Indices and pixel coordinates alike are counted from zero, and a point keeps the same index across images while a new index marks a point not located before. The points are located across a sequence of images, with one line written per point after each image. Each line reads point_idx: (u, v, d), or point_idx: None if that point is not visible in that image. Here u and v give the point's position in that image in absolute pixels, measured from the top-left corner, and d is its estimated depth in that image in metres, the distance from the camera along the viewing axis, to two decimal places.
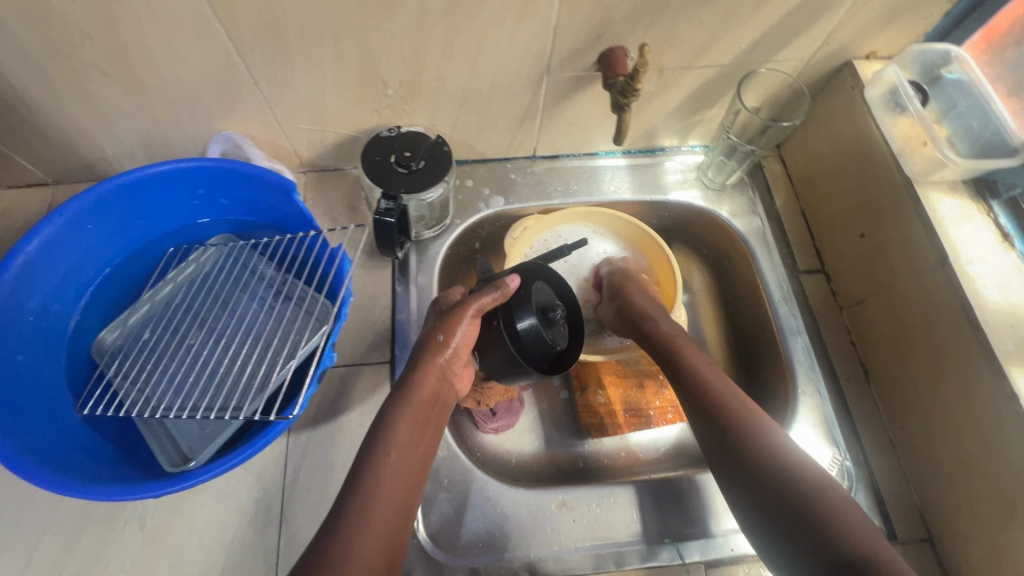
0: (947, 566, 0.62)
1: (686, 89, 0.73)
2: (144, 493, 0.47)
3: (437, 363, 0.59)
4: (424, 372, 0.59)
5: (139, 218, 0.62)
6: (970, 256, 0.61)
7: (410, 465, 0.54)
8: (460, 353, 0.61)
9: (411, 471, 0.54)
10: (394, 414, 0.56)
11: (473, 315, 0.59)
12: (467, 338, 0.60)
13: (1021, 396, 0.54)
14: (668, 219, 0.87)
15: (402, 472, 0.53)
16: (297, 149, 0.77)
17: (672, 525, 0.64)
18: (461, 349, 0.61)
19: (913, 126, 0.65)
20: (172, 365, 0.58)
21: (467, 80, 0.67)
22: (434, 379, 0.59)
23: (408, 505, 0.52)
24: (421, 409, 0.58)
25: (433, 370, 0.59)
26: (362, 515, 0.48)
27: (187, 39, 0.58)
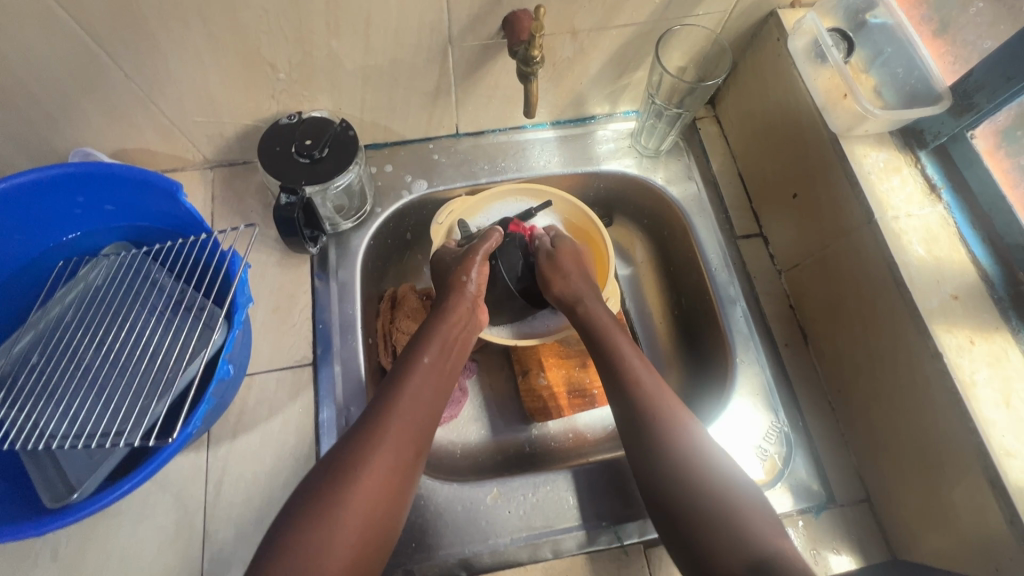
0: (884, 524, 0.62)
1: (605, 52, 0.68)
2: (27, 531, 0.44)
3: (464, 295, 0.66)
4: (451, 304, 0.65)
5: (13, 233, 0.57)
6: (897, 211, 0.58)
7: (431, 387, 0.58)
8: (481, 289, 0.67)
9: (433, 394, 0.58)
10: (429, 331, 0.63)
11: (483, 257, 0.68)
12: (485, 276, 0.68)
13: (946, 354, 0.52)
14: (605, 190, 0.84)
15: (423, 396, 0.57)
16: (196, 143, 0.71)
17: (610, 507, 0.63)
18: (481, 285, 0.68)
19: (834, 78, 0.62)
20: (64, 389, 0.54)
21: (364, 57, 0.62)
22: (465, 309, 0.65)
23: (429, 423, 0.57)
24: (449, 336, 0.63)
25: (462, 302, 0.65)
26: (379, 430, 0.53)
27: (33, 32, 0.51)
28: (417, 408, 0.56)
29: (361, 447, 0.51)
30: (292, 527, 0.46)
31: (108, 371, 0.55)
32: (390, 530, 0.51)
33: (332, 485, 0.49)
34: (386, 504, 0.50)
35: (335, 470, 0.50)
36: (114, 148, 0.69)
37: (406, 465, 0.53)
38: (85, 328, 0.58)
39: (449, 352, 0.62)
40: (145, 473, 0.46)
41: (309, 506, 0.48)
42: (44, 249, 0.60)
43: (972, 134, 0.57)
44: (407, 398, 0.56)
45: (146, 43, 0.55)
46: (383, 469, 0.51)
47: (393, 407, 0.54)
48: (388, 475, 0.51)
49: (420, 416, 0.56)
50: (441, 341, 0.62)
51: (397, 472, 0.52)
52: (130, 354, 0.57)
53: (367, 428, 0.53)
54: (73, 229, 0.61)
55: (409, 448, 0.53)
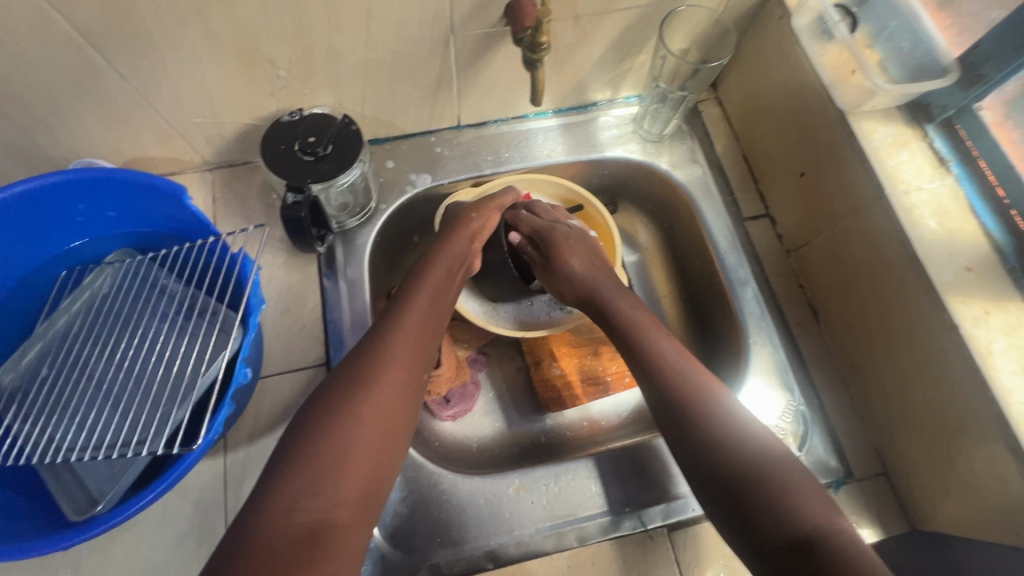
0: (902, 496, 0.63)
1: (608, 36, 0.67)
2: (50, 547, 0.44)
3: (466, 232, 0.65)
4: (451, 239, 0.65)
5: (15, 245, 0.56)
6: (907, 185, 0.59)
7: (436, 311, 0.57)
8: (485, 231, 0.67)
9: (437, 318, 0.57)
10: (428, 263, 0.61)
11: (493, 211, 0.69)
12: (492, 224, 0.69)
13: (962, 325, 0.53)
14: (609, 177, 0.83)
15: (429, 317, 0.56)
16: (195, 145, 0.70)
17: (632, 493, 0.63)
18: (485, 230, 0.68)
19: (841, 54, 0.63)
20: (76, 401, 0.54)
21: (365, 50, 0.61)
22: (465, 244, 0.65)
23: (434, 345, 0.55)
24: (450, 267, 0.62)
25: (461, 238, 0.65)
26: (387, 346, 0.51)
27: (25, 35, 0.50)
28: (423, 329, 0.55)
29: (369, 364, 0.49)
30: (302, 439, 0.44)
31: (123, 380, 0.55)
32: (401, 446, 0.49)
33: (342, 398, 0.47)
34: (398, 417, 0.48)
35: (343, 385, 0.48)
36: (110, 153, 0.67)
37: (415, 380, 0.51)
38: (94, 337, 0.57)
39: (451, 281, 0.61)
40: (170, 482, 0.45)
41: (318, 418, 0.45)
42: (47, 260, 0.59)
43: (980, 105, 0.57)
44: (413, 317, 0.55)
45: (142, 42, 0.54)
46: (394, 382, 0.49)
47: (399, 325, 0.53)
48: (398, 389, 0.49)
49: (426, 336, 0.55)
50: (442, 271, 0.61)
51: (408, 386, 0.50)
52: (144, 362, 0.56)
53: (375, 345, 0.51)
54: (76, 238, 0.60)
55: (417, 365, 0.52)
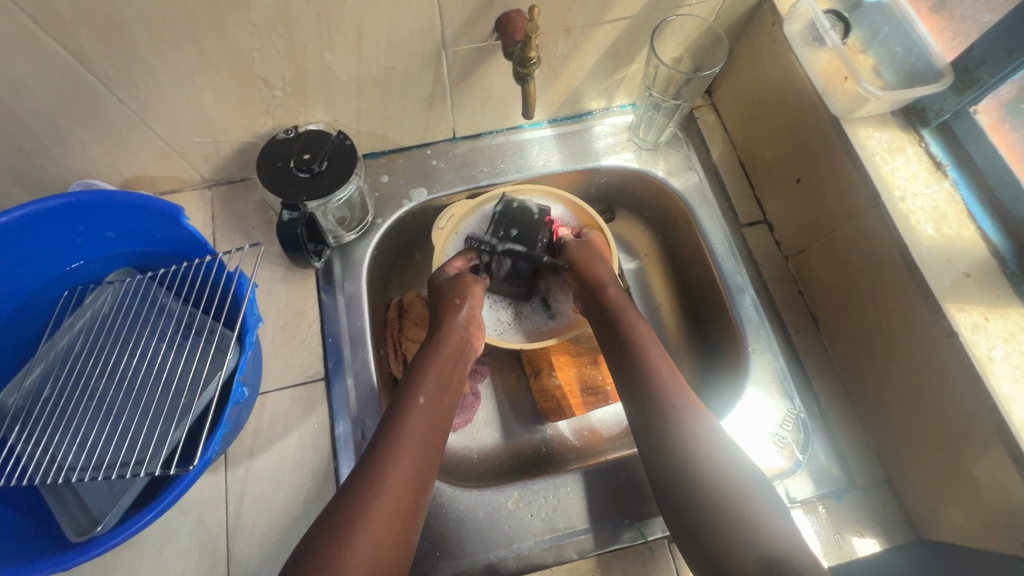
0: (906, 504, 0.62)
1: (600, 47, 0.68)
2: (50, 568, 0.44)
3: (458, 324, 0.65)
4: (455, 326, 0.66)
5: (17, 266, 0.56)
6: (903, 191, 0.58)
7: (439, 416, 0.58)
8: (474, 316, 0.66)
9: (440, 417, 0.58)
10: (423, 365, 0.60)
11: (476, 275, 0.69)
12: (478, 301, 0.68)
13: (961, 332, 0.52)
14: (606, 186, 0.83)
15: (434, 420, 0.57)
16: (193, 163, 0.71)
17: (632, 505, 0.63)
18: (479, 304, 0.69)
19: (833, 61, 0.61)
20: (78, 421, 0.54)
21: (358, 67, 0.61)
22: (457, 336, 0.64)
23: (438, 448, 0.56)
24: (444, 369, 0.61)
25: (455, 328, 0.65)
26: (390, 456, 0.52)
27: (22, 61, 0.51)
28: (418, 449, 0.54)
29: (358, 499, 0.49)
30: (308, 555, 0.45)
31: (122, 401, 0.55)
32: (405, 557, 0.50)
33: (346, 515, 0.48)
34: (402, 523, 0.50)
35: (350, 498, 0.49)
36: (110, 174, 0.68)
37: (420, 489, 0.52)
38: (94, 357, 0.58)
39: (454, 370, 0.62)
40: (169, 501, 0.46)
41: (323, 540, 0.46)
42: (49, 281, 0.60)
43: (976, 109, 0.57)
44: (416, 425, 0.55)
45: (137, 66, 0.55)
46: (397, 494, 0.50)
47: (403, 433, 0.54)
48: (402, 503, 0.50)
49: (431, 442, 0.55)
50: (443, 363, 0.62)
51: (412, 496, 0.51)
52: (143, 382, 0.56)
53: (377, 458, 0.52)
54: (77, 258, 0.61)
55: (421, 476, 0.53)
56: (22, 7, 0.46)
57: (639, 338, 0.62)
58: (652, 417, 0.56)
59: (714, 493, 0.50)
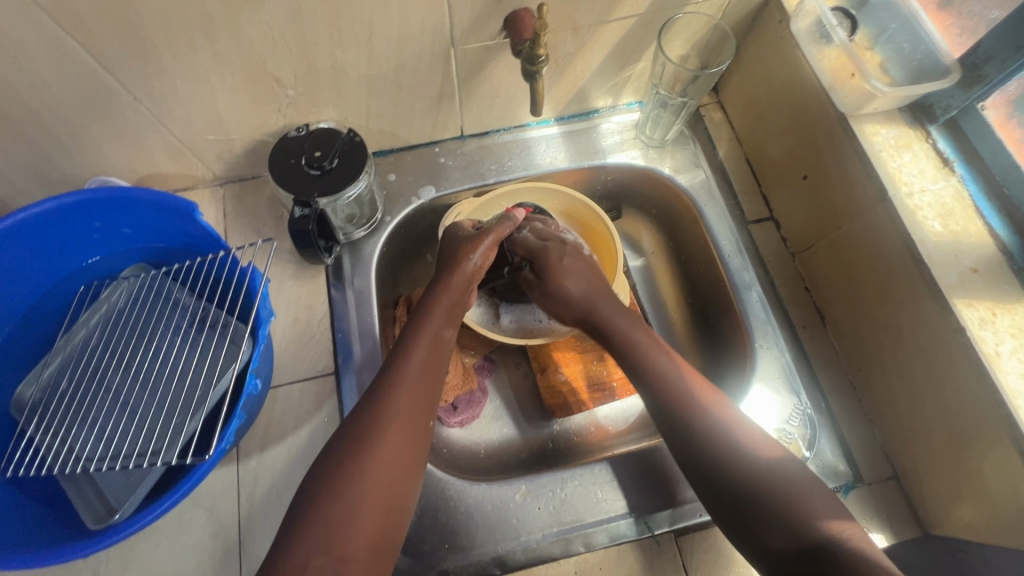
0: (914, 501, 0.63)
1: (607, 45, 0.68)
2: (70, 554, 0.45)
3: (465, 271, 0.64)
4: (449, 284, 0.63)
5: (36, 261, 0.58)
6: (910, 187, 0.58)
7: (434, 360, 0.57)
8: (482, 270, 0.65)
9: (438, 361, 0.58)
10: (430, 303, 0.61)
11: (491, 243, 0.66)
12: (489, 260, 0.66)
13: (969, 327, 0.52)
14: (612, 184, 0.84)
15: (432, 362, 0.57)
16: (205, 161, 0.72)
17: (639, 499, 0.63)
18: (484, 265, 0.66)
19: (841, 58, 0.62)
20: (95, 413, 0.55)
21: (368, 66, 0.62)
22: (461, 283, 0.63)
23: (436, 393, 0.56)
24: (451, 304, 0.62)
25: (464, 271, 0.64)
26: (398, 380, 0.54)
27: (42, 60, 0.52)
28: (426, 378, 0.55)
29: (373, 418, 0.51)
30: (311, 506, 0.46)
31: (138, 393, 0.56)
32: (408, 501, 0.50)
33: (353, 447, 0.49)
34: (403, 464, 0.50)
35: (350, 443, 0.50)
36: (125, 172, 0.70)
37: (418, 431, 0.52)
38: (110, 350, 0.59)
39: (450, 317, 0.61)
40: (184, 490, 0.47)
41: (329, 478, 0.47)
42: (65, 276, 0.61)
43: (983, 105, 0.57)
44: (415, 368, 0.55)
45: (153, 64, 0.56)
46: (397, 438, 0.50)
47: (399, 378, 0.54)
48: (402, 445, 0.51)
49: (427, 389, 0.55)
50: (444, 310, 0.61)
51: (410, 435, 0.51)
52: (159, 375, 0.57)
53: (375, 403, 0.52)
54: (93, 254, 0.62)
55: (418, 421, 0.53)
56: (42, 6, 0.47)
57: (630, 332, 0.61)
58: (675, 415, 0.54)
59: (760, 479, 0.49)
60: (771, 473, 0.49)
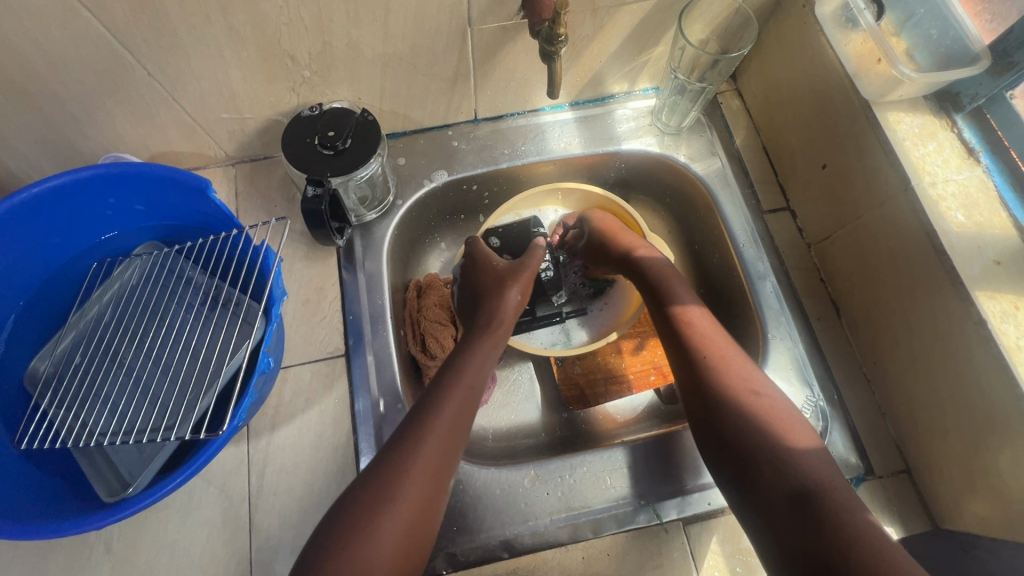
0: (925, 495, 0.62)
1: (626, 27, 0.67)
2: (83, 526, 0.45)
3: (509, 302, 0.66)
4: (493, 323, 0.64)
5: (50, 236, 0.57)
6: (934, 176, 0.57)
7: (468, 404, 0.56)
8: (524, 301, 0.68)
9: (472, 404, 0.57)
10: (474, 333, 0.63)
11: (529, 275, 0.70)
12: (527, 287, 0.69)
13: (990, 320, 0.51)
14: (626, 170, 0.83)
15: (467, 406, 0.56)
16: (218, 140, 0.71)
17: (647, 487, 0.63)
18: (523, 300, 0.69)
19: (866, 43, 0.60)
20: (109, 389, 0.56)
21: (383, 44, 0.61)
22: (508, 316, 0.66)
23: (467, 437, 0.55)
24: (494, 337, 0.63)
25: (507, 301, 0.66)
26: (433, 411, 0.54)
27: (57, 32, 0.51)
28: (461, 408, 0.55)
29: (408, 445, 0.51)
30: (330, 542, 0.46)
31: (151, 369, 0.57)
32: (429, 532, 0.50)
33: (385, 474, 0.49)
34: (424, 507, 0.49)
35: (372, 487, 0.49)
36: (138, 148, 0.69)
37: (444, 476, 0.52)
38: (124, 328, 0.59)
39: (490, 355, 0.61)
40: (196, 467, 0.47)
41: (359, 503, 0.48)
42: (79, 252, 0.61)
43: (1012, 94, 0.55)
44: (455, 398, 0.56)
45: (167, 38, 0.55)
46: (422, 486, 0.50)
47: (432, 421, 0.53)
48: (426, 491, 0.50)
49: (462, 421, 0.55)
50: (482, 348, 0.61)
51: (434, 479, 0.51)
52: (172, 353, 0.58)
53: (408, 434, 0.52)
54: (106, 230, 0.62)
55: (445, 466, 0.52)
56: None
57: (687, 310, 0.63)
58: (712, 396, 0.55)
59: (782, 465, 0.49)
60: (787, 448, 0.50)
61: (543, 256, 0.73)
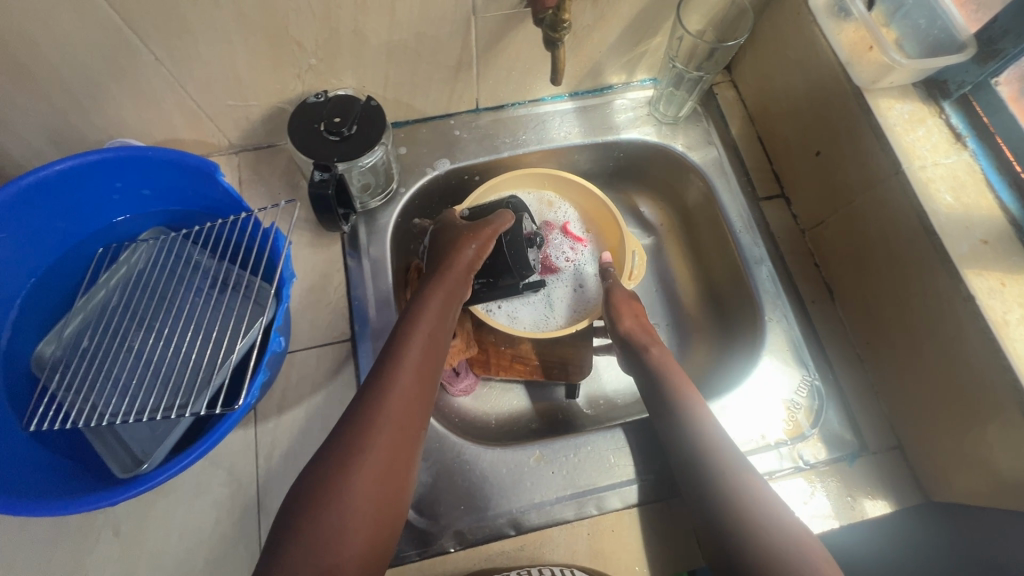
0: (917, 469, 0.64)
1: (626, 17, 0.68)
2: (100, 502, 0.46)
3: (463, 265, 0.65)
4: (447, 278, 0.63)
5: (58, 220, 0.58)
6: (924, 160, 0.59)
7: (427, 363, 0.57)
8: (479, 259, 0.66)
9: (431, 362, 0.57)
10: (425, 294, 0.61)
11: (484, 240, 0.67)
12: (487, 245, 0.67)
13: (978, 297, 0.53)
14: (624, 159, 0.84)
15: (425, 364, 0.56)
16: (222, 127, 0.72)
17: (650, 465, 0.65)
18: (481, 255, 0.67)
19: (859, 31, 0.63)
20: (119, 370, 0.56)
21: (389, 32, 0.62)
22: (455, 281, 0.64)
23: (430, 394, 0.56)
24: (443, 303, 0.61)
25: (461, 263, 0.65)
26: (390, 375, 0.54)
27: (67, 15, 0.51)
28: (416, 372, 0.55)
29: (367, 413, 0.51)
30: (302, 515, 0.46)
31: (161, 351, 0.57)
32: (401, 495, 0.51)
33: (347, 442, 0.50)
34: (393, 466, 0.50)
35: (335, 455, 0.49)
36: (142, 135, 0.70)
37: (409, 435, 0.52)
38: (133, 311, 0.59)
39: (447, 314, 0.61)
40: (210, 443, 0.47)
41: (323, 472, 0.48)
42: (86, 236, 0.61)
43: (997, 81, 0.57)
44: (410, 363, 0.55)
45: (176, 23, 0.56)
46: (386, 448, 0.50)
47: (389, 384, 0.53)
48: (392, 450, 0.51)
49: (421, 384, 0.55)
50: (439, 307, 0.61)
51: (400, 439, 0.51)
52: (181, 334, 0.58)
53: (367, 399, 0.52)
54: (114, 215, 0.62)
55: (409, 424, 0.53)
56: None
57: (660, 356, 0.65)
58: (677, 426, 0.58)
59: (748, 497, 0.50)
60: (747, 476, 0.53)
61: (510, 222, 0.70)
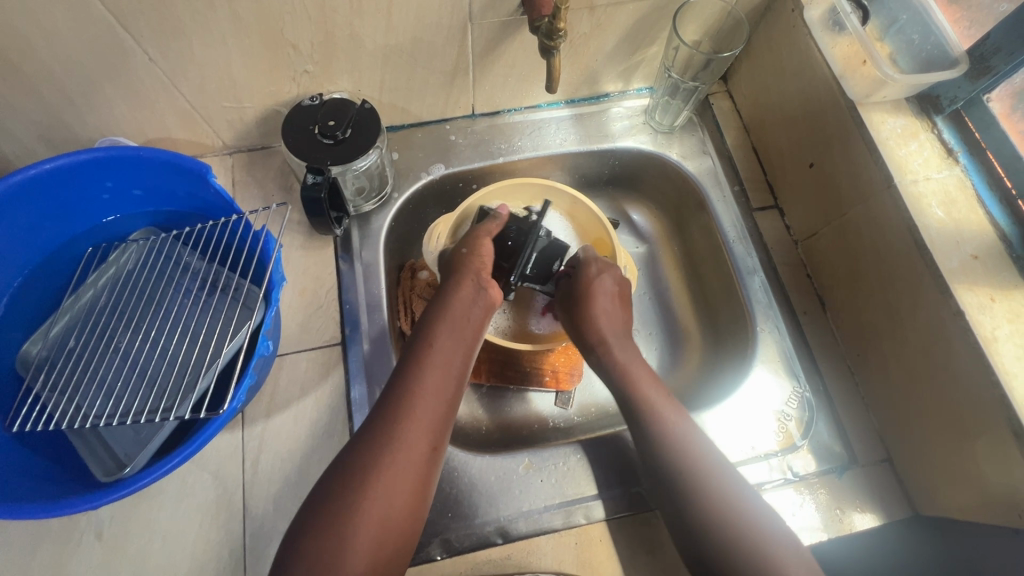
0: (906, 483, 0.64)
1: (622, 26, 0.68)
2: (81, 506, 0.45)
3: (471, 273, 0.65)
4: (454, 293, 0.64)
5: (48, 218, 0.57)
6: (915, 174, 0.60)
7: (444, 396, 0.57)
8: (485, 267, 0.66)
9: (445, 392, 0.57)
10: (436, 314, 0.63)
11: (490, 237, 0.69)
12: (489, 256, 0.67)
13: (968, 312, 0.54)
14: (619, 167, 0.85)
15: (443, 390, 0.57)
16: (216, 128, 0.72)
17: (639, 474, 0.64)
18: (485, 262, 0.67)
19: (853, 46, 0.63)
20: (105, 371, 0.55)
21: (385, 36, 0.62)
22: (469, 292, 0.64)
23: (445, 427, 0.56)
24: (456, 323, 0.62)
25: (470, 279, 0.65)
26: (407, 409, 0.54)
27: (61, 15, 0.51)
28: (433, 402, 0.56)
29: (380, 445, 0.52)
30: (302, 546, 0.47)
31: (149, 352, 0.57)
32: (409, 532, 0.51)
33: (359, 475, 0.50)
34: (400, 509, 0.50)
35: (348, 486, 0.50)
36: (135, 134, 0.69)
37: (422, 474, 0.52)
38: (119, 311, 0.59)
39: (461, 335, 0.61)
40: (195, 447, 0.47)
41: (333, 504, 0.49)
42: (76, 234, 0.61)
43: (989, 97, 0.58)
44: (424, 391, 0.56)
45: (170, 23, 0.55)
46: (396, 484, 0.51)
47: (405, 417, 0.54)
48: (402, 489, 0.51)
49: (439, 416, 0.56)
50: (450, 327, 0.61)
51: (412, 481, 0.52)
52: (168, 336, 0.58)
53: (382, 430, 0.53)
54: (105, 215, 0.62)
55: (424, 456, 0.53)
56: None
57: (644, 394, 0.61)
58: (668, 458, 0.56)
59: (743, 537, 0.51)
60: (738, 511, 0.52)
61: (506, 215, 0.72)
